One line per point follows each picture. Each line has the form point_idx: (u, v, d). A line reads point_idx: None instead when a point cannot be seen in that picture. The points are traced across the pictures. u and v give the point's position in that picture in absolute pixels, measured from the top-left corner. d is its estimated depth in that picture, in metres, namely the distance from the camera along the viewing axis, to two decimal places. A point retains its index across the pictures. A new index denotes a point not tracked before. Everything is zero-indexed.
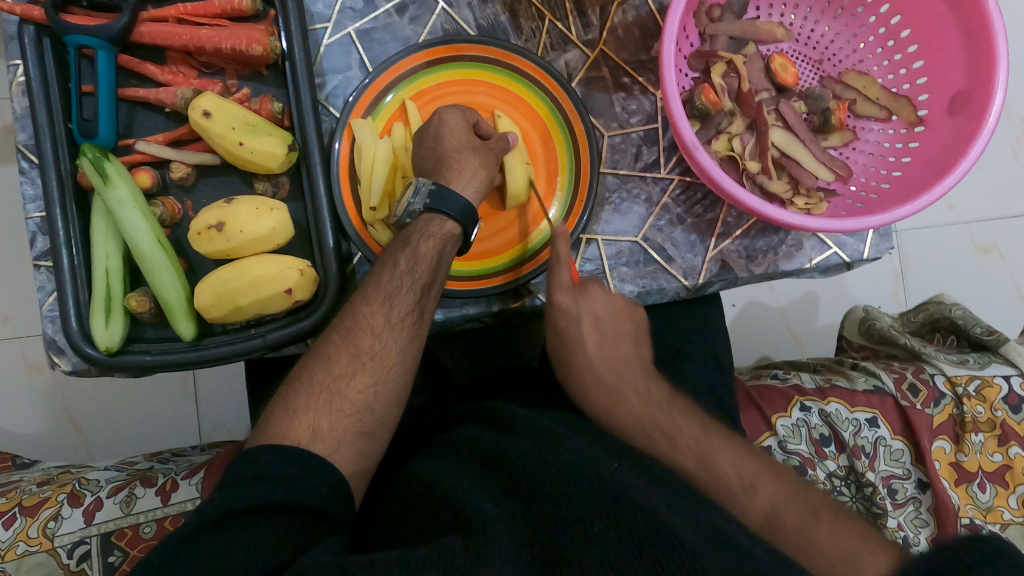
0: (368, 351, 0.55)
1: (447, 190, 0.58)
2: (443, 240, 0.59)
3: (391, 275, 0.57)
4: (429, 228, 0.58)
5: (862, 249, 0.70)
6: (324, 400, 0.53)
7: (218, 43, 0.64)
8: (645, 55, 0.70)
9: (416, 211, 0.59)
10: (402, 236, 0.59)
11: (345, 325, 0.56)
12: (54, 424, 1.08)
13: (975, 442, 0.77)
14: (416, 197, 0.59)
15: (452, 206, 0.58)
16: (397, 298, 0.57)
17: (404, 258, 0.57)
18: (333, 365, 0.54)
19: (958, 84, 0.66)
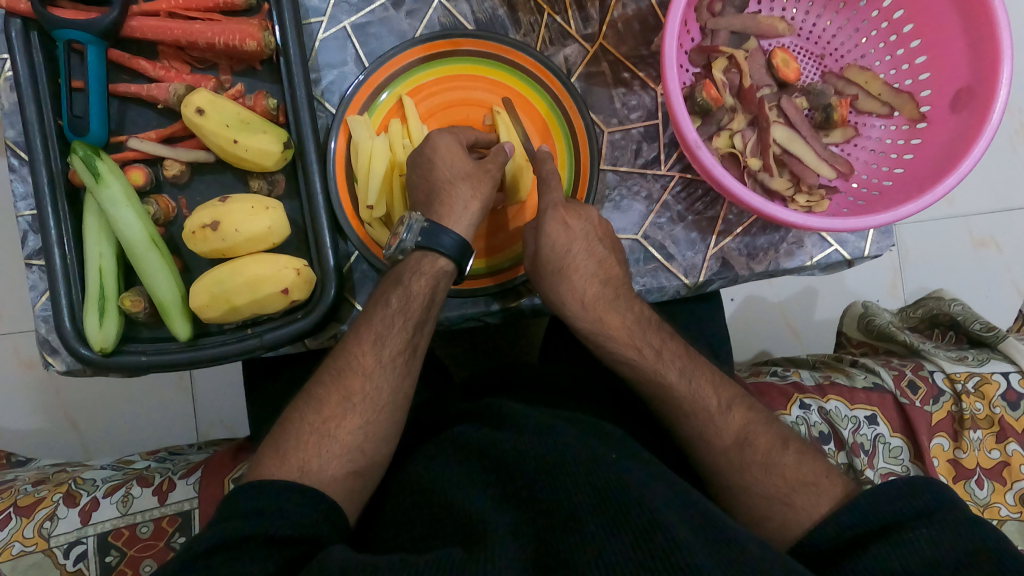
0: (359, 394, 0.54)
1: (439, 227, 0.58)
2: (436, 278, 0.58)
3: (383, 314, 0.57)
4: (421, 265, 0.58)
5: (863, 246, 0.70)
6: (314, 435, 0.53)
7: (211, 37, 0.63)
8: (645, 50, 0.69)
9: (407, 248, 0.58)
10: (395, 273, 0.59)
11: (336, 365, 0.56)
12: (49, 421, 1.07)
13: (974, 439, 0.77)
14: (408, 233, 0.58)
15: (445, 243, 0.58)
16: (389, 338, 0.56)
17: (396, 297, 0.57)
18: (323, 407, 0.54)
19: (961, 80, 0.65)
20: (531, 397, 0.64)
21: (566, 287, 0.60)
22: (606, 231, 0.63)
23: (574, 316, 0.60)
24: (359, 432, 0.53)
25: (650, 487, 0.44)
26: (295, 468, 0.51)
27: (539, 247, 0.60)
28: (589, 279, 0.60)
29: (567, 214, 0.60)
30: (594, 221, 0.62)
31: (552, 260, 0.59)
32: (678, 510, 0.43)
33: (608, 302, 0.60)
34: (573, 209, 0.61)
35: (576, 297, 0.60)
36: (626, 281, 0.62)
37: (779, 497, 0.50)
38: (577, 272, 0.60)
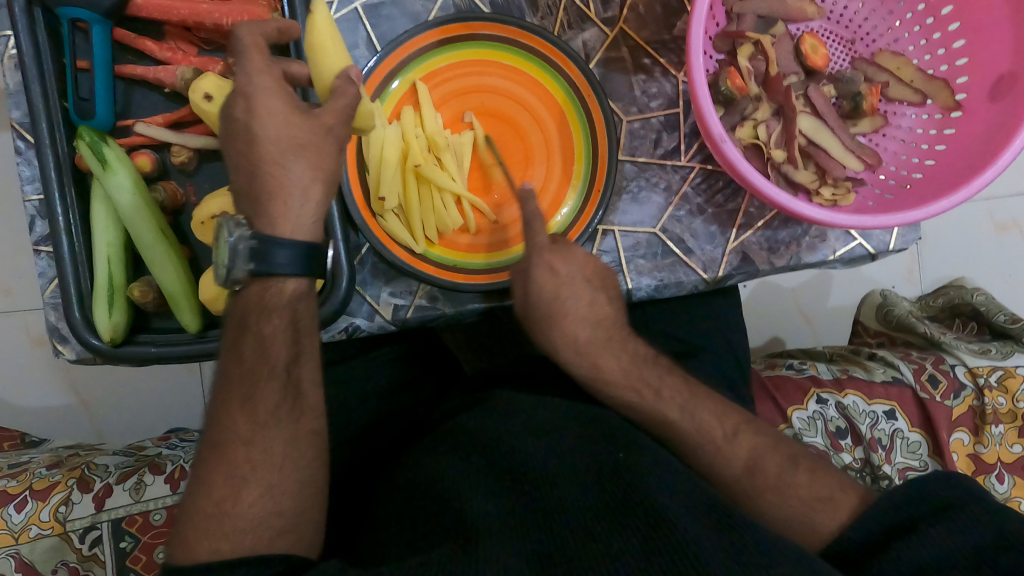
0: (247, 463, 0.46)
1: (262, 244, 0.48)
2: (291, 305, 0.50)
3: (241, 367, 0.48)
4: (265, 295, 0.49)
5: (889, 240, 0.68)
6: (217, 519, 0.44)
7: (219, 18, 0.60)
8: (667, 34, 0.66)
9: (239, 277, 0.48)
10: (240, 312, 0.49)
11: (210, 439, 0.47)
12: (62, 399, 1.08)
13: (994, 433, 0.76)
14: (235, 259, 0.48)
15: (283, 263, 0.48)
16: (259, 391, 0.47)
17: (250, 344, 0.48)
18: (212, 490, 0.45)
19: (1002, 66, 0.62)
20: (543, 390, 0.63)
21: (557, 332, 0.60)
22: (596, 268, 0.62)
23: (571, 364, 0.60)
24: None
25: (671, 491, 0.43)
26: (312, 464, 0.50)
27: (527, 292, 0.60)
28: (580, 322, 0.60)
29: (554, 256, 0.60)
30: (584, 264, 0.61)
31: (540, 309, 0.60)
32: (704, 514, 0.41)
33: (603, 343, 0.60)
34: (561, 252, 0.60)
35: (568, 343, 0.60)
36: (618, 320, 0.62)
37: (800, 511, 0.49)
38: (566, 317, 0.60)
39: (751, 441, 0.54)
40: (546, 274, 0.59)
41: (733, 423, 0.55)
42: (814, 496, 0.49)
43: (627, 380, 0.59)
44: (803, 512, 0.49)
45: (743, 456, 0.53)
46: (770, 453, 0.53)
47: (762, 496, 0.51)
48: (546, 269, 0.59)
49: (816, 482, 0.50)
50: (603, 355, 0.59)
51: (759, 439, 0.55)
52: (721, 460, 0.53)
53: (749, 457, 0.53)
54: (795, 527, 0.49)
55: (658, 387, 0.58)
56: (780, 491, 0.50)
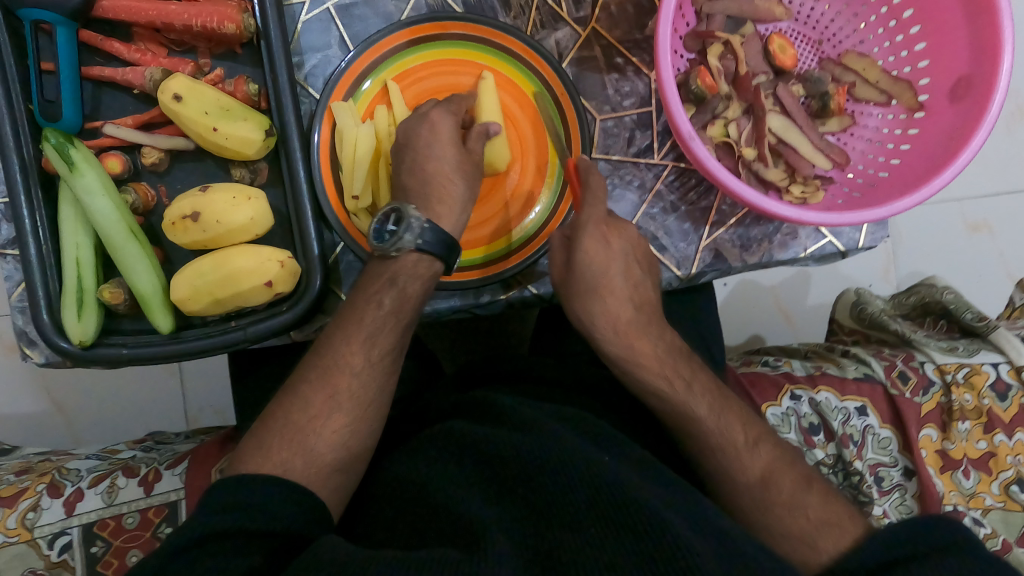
0: (346, 393, 0.53)
1: (442, 232, 0.56)
2: (428, 281, 0.57)
3: (375, 314, 0.55)
4: (417, 268, 0.56)
5: (858, 238, 0.69)
6: (300, 433, 0.51)
7: (188, 19, 0.60)
8: (638, 34, 0.67)
9: (405, 248, 0.55)
10: (384, 273, 0.56)
11: (323, 363, 0.54)
12: (34, 405, 1.06)
13: (962, 429, 0.78)
14: (408, 232, 0.55)
15: (441, 246, 0.56)
16: (379, 338, 0.55)
17: (390, 298, 0.55)
18: (309, 406, 0.52)
19: (961, 69, 0.64)
20: (518, 390, 0.63)
21: (599, 307, 0.58)
22: (644, 252, 0.62)
23: (606, 341, 0.58)
24: (346, 430, 0.52)
25: (640, 486, 0.43)
26: (289, 462, 0.50)
27: (575, 259, 0.59)
28: (623, 303, 0.59)
29: (608, 231, 0.60)
30: (632, 244, 0.61)
31: (587, 279, 0.58)
32: (672, 510, 0.42)
33: (641, 329, 0.59)
34: (614, 228, 0.60)
35: (610, 321, 0.58)
36: (655, 306, 0.62)
37: (788, 517, 0.50)
38: (611, 293, 0.59)
39: (771, 454, 0.54)
40: (599, 244, 0.59)
41: (755, 432, 0.55)
42: (823, 519, 0.49)
43: (660, 367, 0.57)
44: (810, 534, 0.48)
45: (760, 467, 0.53)
46: (784, 469, 0.53)
47: (749, 493, 0.52)
48: (600, 237, 0.59)
49: (827, 506, 0.50)
50: (641, 338, 0.58)
51: (777, 453, 0.54)
52: (738, 468, 0.53)
53: (766, 470, 0.53)
54: (770, 526, 0.50)
55: (689, 379, 0.57)
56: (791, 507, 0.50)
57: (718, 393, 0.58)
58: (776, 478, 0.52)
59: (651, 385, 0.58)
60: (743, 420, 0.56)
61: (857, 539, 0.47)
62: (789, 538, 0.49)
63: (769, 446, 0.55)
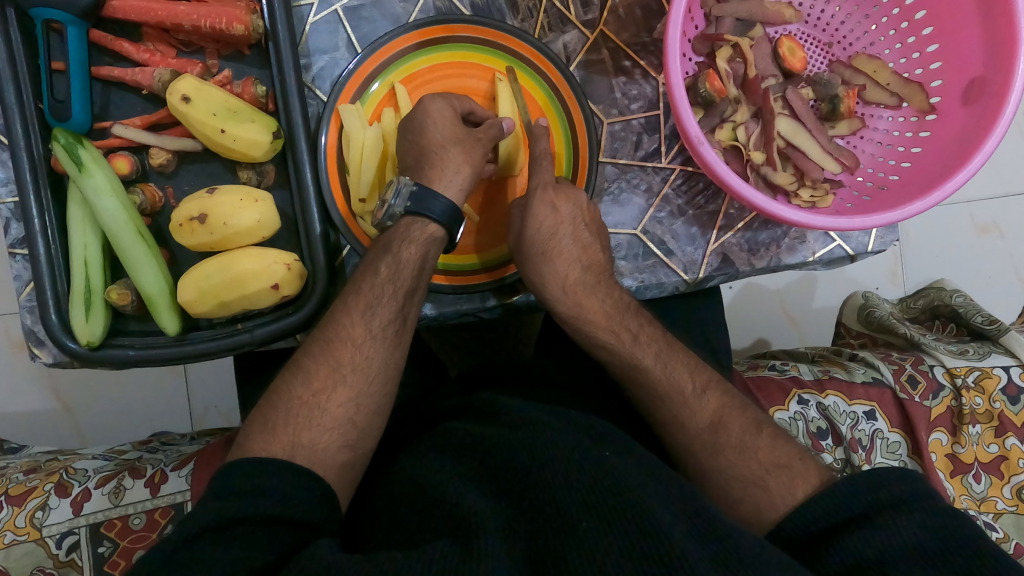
0: (348, 364, 0.53)
1: (428, 192, 0.56)
2: (426, 244, 0.57)
3: (372, 282, 0.55)
4: (411, 232, 0.56)
5: (867, 242, 0.69)
6: (304, 409, 0.51)
7: (197, 20, 0.60)
8: (647, 37, 0.67)
9: (396, 214, 0.57)
10: (383, 241, 0.57)
11: (325, 336, 0.54)
12: (41, 404, 1.06)
13: (973, 433, 0.77)
14: (397, 198, 0.56)
15: (433, 208, 0.56)
16: (378, 306, 0.55)
17: (385, 264, 0.55)
18: (312, 380, 0.53)
19: (974, 70, 0.63)
20: (524, 393, 0.63)
21: (548, 269, 0.59)
22: (594, 216, 0.62)
23: (554, 300, 0.60)
24: (351, 404, 0.52)
25: (647, 489, 0.43)
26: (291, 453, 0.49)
27: (524, 227, 0.60)
28: (572, 264, 0.60)
29: (557, 196, 0.60)
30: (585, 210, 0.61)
31: (536, 242, 0.59)
32: (675, 514, 0.41)
33: (589, 288, 0.60)
34: (565, 192, 0.60)
35: (557, 281, 0.59)
36: (608, 267, 0.62)
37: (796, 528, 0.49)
38: (561, 255, 0.59)
39: (719, 400, 0.56)
40: (548, 212, 0.60)
41: (702, 381, 0.57)
42: (772, 462, 0.52)
43: (609, 322, 0.59)
44: (761, 476, 0.51)
45: (708, 412, 0.55)
46: (734, 414, 0.55)
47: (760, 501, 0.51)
48: (546, 203, 0.60)
49: (775, 449, 0.53)
50: (589, 297, 0.59)
51: (726, 398, 0.56)
52: (687, 413, 0.55)
53: (715, 414, 0.55)
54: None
55: (636, 332, 0.59)
56: (741, 450, 0.52)
57: (665, 343, 0.60)
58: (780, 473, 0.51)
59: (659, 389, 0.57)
60: (689, 368, 0.58)
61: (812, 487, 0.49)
62: None
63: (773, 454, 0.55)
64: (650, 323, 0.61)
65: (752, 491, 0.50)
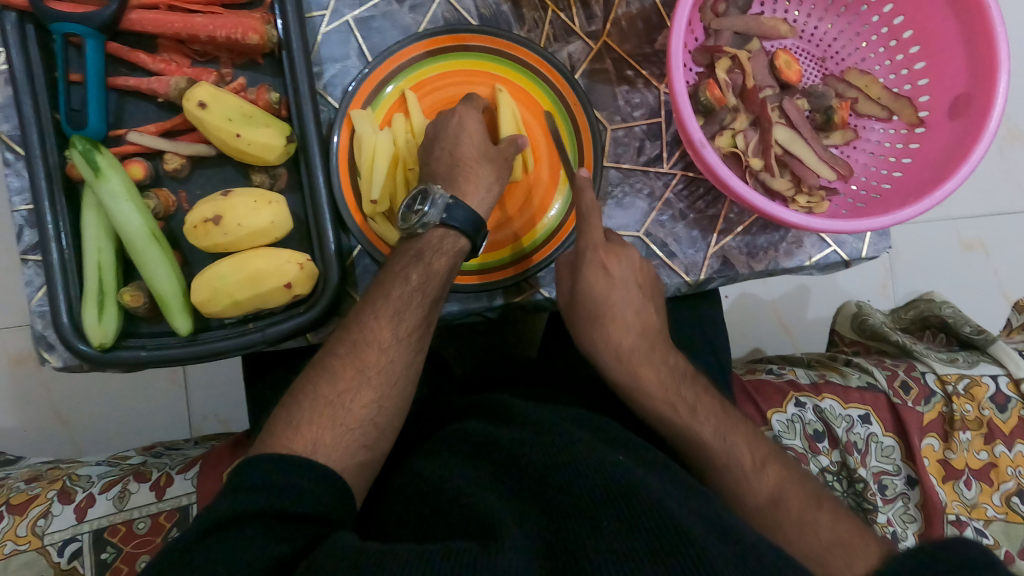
0: (374, 366, 0.54)
1: (465, 207, 0.58)
2: (455, 256, 0.58)
3: (402, 289, 0.56)
4: (443, 244, 0.58)
5: (861, 247, 0.71)
6: (329, 408, 0.52)
7: (213, 31, 0.62)
8: (648, 48, 0.69)
9: (430, 223, 0.57)
10: (412, 247, 0.57)
11: (351, 339, 0.55)
12: (38, 417, 1.06)
13: (963, 440, 0.79)
14: (433, 208, 0.57)
15: (465, 222, 0.58)
16: (407, 313, 0.56)
17: (416, 273, 0.56)
18: (338, 381, 0.53)
19: (959, 87, 0.67)
20: (532, 393, 0.64)
21: (600, 335, 0.61)
22: (647, 275, 0.64)
23: (608, 367, 0.61)
24: (374, 405, 0.53)
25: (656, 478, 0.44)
26: (316, 440, 0.50)
27: (576, 288, 0.62)
28: (625, 330, 0.61)
29: (607, 257, 0.61)
30: (636, 271, 0.62)
31: (589, 306, 0.61)
32: (687, 509, 0.42)
33: (644, 356, 0.61)
34: (615, 253, 0.62)
35: (612, 349, 0.61)
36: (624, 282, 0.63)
37: (805, 539, 0.49)
38: (613, 322, 0.61)
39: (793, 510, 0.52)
40: (600, 274, 0.61)
41: (762, 454, 0.56)
42: (832, 540, 0.48)
43: (664, 388, 0.60)
44: (819, 553, 0.48)
45: (768, 487, 0.53)
46: (795, 489, 0.53)
47: (767, 508, 0.52)
48: (598, 266, 0.61)
49: (839, 523, 0.50)
50: (645, 366, 0.60)
51: (784, 472, 0.55)
52: (745, 489, 0.53)
53: (774, 491, 0.53)
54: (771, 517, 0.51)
55: (693, 404, 0.59)
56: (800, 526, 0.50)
57: (722, 415, 0.59)
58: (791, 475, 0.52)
59: (661, 394, 0.59)
60: (749, 439, 0.57)
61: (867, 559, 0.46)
62: (808, 555, 0.48)
63: (789, 479, 0.54)
64: (705, 394, 0.61)
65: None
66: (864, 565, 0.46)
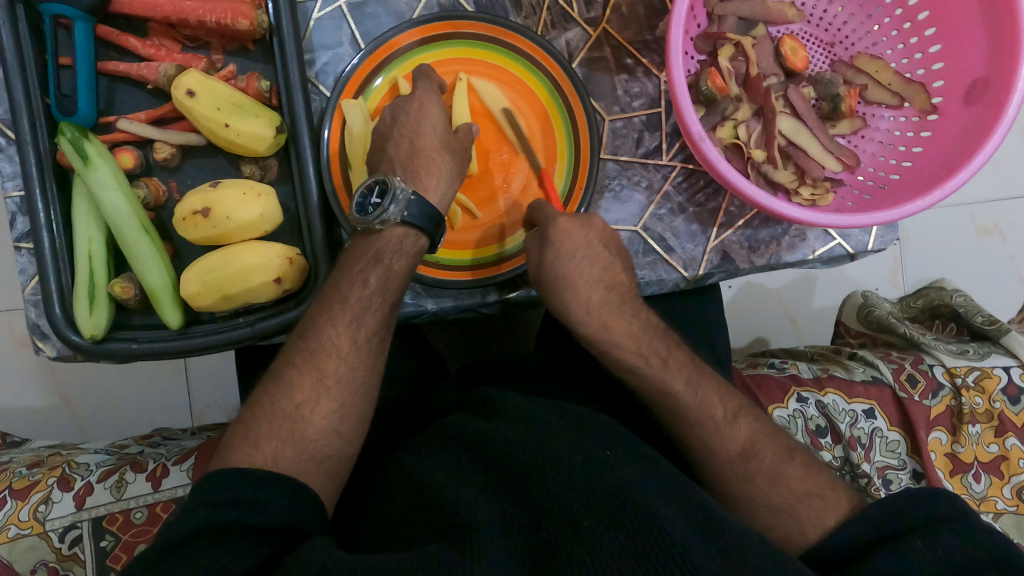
0: (332, 375, 0.53)
1: (424, 204, 0.57)
2: (414, 257, 0.58)
3: (360, 292, 0.55)
4: (403, 244, 0.57)
5: (867, 240, 0.69)
6: (289, 421, 0.51)
7: (202, 16, 0.60)
8: (649, 35, 0.67)
9: (389, 219, 0.56)
10: (367, 248, 0.57)
11: (308, 346, 0.54)
12: (43, 400, 1.07)
13: (972, 433, 0.77)
14: (394, 203, 0.56)
15: (424, 219, 0.57)
16: (365, 318, 0.55)
17: (376, 275, 0.56)
18: (295, 392, 0.53)
19: (976, 71, 0.64)
20: (526, 386, 0.63)
21: (572, 294, 0.60)
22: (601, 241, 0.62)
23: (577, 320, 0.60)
24: (336, 416, 0.53)
25: (646, 481, 0.43)
26: (281, 452, 0.50)
27: (543, 257, 0.60)
28: (593, 286, 0.60)
29: (568, 223, 0.60)
30: (598, 228, 0.62)
31: (557, 272, 0.59)
32: (676, 510, 0.40)
33: (615, 309, 0.60)
34: (578, 219, 0.60)
35: (581, 303, 0.60)
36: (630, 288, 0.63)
37: (779, 501, 0.50)
38: (581, 279, 0.60)
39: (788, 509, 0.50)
40: (568, 240, 0.59)
41: (735, 407, 0.56)
42: (803, 490, 0.50)
43: (637, 346, 0.59)
44: (790, 504, 0.49)
45: (740, 439, 0.54)
46: (767, 440, 0.54)
47: (749, 479, 0.51)
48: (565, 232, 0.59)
49: (808, 478, 0.51)
50: (615, 317, 0.60)
51: (757, 425, 0.55)
52: (717, 441, 0.54)
53: (747, 441, 0.54)
54: (764, 514, 0.50)
55: (665, 357, 0.59)
56: (772, 479, 0.51)
57: (695, 369, 0.59)
58: (788, 476, 0.51)
59: (657, 392, 0.58)
60: (721, 394, 0.57)
61: (839, 514, 0.48)
62: (784, 526, 0.48)
63: (763, 435, 0.54)
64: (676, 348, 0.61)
65: (786, 526, 0.48)
66: (835, 516, 0.48)
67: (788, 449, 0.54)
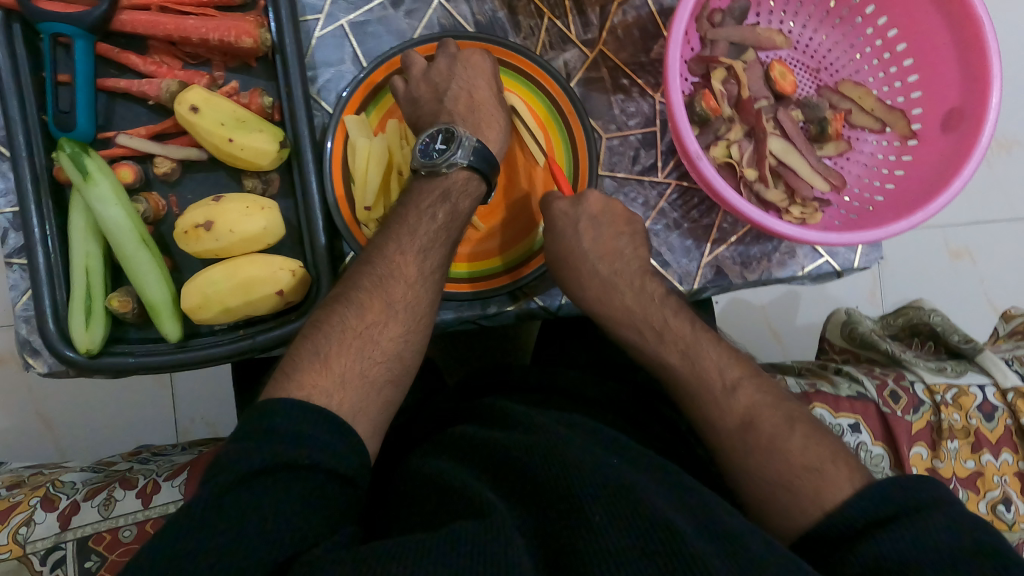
0: (400, 301, 0.54)
1: (487, 151, 0.59)
2: (475, 200, 0.59)
3: (428, 227, 0.57)
4: (467, 186, 0.59)
5: (853, 258, 0.71)
6: None
7: (205, 34, 0.61)
8: (644, 57, 0.69)
9: (456, 164, 0.58)
10: (433, 185, 0.58)
11: (376, 271, 0.55)
12: (21, 420, 1.04)
13: (951, 449, 0.79)
14: (460, 150, 0.58)
15: (488, 166, 0.59)
16: (431, 252, 0.57)
17: (443, 212, 0.57)
18: (366, 312, 0.53)
19: (952, 101, 0.67)
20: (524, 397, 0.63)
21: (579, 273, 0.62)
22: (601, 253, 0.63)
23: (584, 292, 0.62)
24: None
25: (652, 485, 0.43)
26: None
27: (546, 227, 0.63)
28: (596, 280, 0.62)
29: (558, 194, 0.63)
30: (591, 201, 0.64)
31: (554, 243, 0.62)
32: (682, 513, 0.41)
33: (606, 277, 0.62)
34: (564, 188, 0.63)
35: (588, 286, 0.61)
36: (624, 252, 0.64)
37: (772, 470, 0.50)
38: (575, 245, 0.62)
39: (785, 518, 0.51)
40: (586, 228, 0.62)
41: (733, 375, 0.56)
42: (793, 454, 0.50)
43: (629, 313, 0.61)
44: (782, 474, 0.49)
45: (739, 408, 0.54)
46: (764, 409, 0.53)
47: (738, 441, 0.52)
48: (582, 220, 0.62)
49: (801, 444, 0.50)
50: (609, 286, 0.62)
51: (756, 394, 0.55)
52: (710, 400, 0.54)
53: (745, 410, 0.53)
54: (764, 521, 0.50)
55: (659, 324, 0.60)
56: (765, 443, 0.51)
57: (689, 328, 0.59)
58: None
59: None
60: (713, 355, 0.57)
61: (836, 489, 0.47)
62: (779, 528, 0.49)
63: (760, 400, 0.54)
64: (675, 314, 0.61)
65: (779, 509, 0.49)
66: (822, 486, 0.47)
67: (792, 418, 0.53)
